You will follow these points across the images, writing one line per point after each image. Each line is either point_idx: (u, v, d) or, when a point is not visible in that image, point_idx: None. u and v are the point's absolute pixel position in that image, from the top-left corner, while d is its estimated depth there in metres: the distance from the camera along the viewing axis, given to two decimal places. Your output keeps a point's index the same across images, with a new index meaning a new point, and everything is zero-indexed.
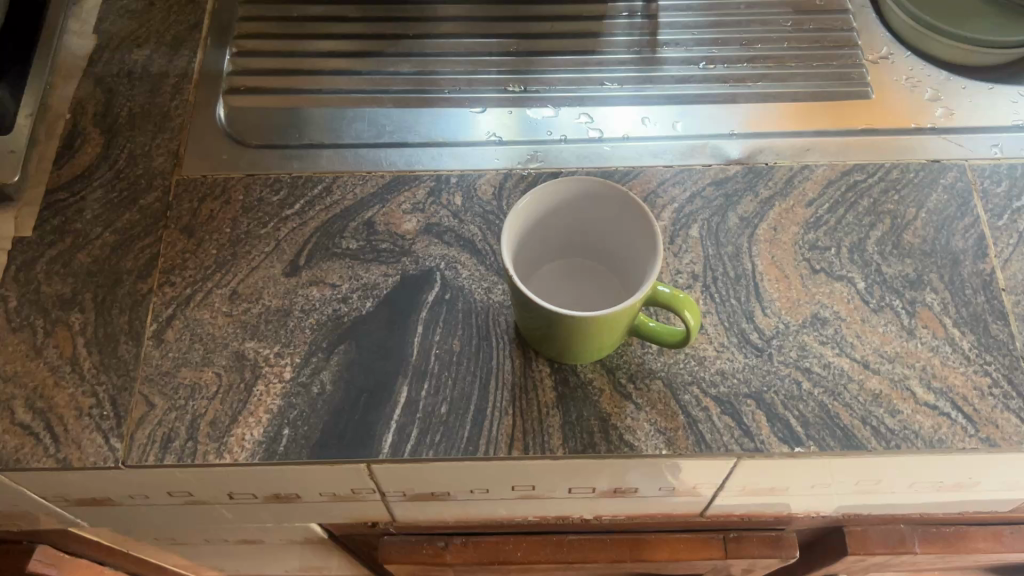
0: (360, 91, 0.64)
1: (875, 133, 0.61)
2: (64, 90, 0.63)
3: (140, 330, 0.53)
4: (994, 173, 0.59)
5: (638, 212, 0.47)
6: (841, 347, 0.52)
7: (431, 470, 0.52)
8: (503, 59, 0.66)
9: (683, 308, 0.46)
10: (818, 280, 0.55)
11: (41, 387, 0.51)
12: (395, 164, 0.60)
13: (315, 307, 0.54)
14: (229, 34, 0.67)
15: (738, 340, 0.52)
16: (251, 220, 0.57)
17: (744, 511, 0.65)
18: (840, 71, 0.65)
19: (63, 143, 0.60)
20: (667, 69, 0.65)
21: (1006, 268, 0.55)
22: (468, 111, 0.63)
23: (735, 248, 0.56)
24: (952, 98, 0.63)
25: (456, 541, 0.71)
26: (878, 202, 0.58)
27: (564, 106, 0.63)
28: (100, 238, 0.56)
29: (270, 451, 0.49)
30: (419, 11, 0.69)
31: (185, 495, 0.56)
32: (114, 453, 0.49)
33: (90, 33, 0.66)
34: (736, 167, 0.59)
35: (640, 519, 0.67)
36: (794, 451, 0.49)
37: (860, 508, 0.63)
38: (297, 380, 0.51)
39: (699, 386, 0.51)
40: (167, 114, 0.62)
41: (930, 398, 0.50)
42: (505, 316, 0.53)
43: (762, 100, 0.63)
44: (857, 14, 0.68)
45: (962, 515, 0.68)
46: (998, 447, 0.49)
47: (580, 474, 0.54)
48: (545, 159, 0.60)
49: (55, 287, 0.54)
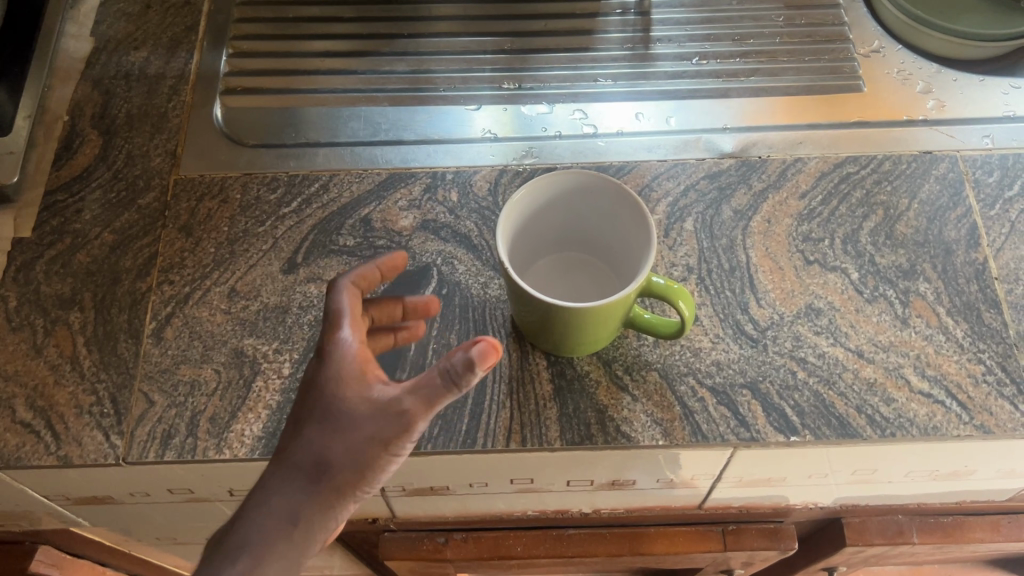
0: (356, 90, 0.65)
1: (867, 125, 0.62)
2: (62, 92, 0.63)
3: (140, 328, 0.53)
4: (986, 164, 0.59)
5: (629, 204, 0.48)
6: (835, 337, 0.52)
7: (430, 464, 0.52)
8: (497, 57, 0.66)
9: (677, 298, 0.47)
10: (812, 271, 0.55)
11: (41, 386, 0.51)
12: (392, 162, 0.60)
13: (313, 304, 0.54)
14: (225, 35, 0.67)
15: (733, 331, 0.53)
16: (249, 218, 0.58)
17: (742, 503, 0.65)
18: (832, 65, 0.65)
19: (61, 145, 0.61)
20: (660, 65, 0.66)
21: (999, 257, 0.55)
22: (463, 109, 0.63)
23: (729, 241, 0.56)
24: (943, 91, 0.63)
25: (456, 537, 0.71)
26: (871, 194, 0.58)
27: (558, 102, 0.64)
28: (98, 238, 0.57)
29: (269, 446, 0.49)
30: (414, 11, 0.69)
31: (185, 492, 0.56)
32: (115, 450, 0.49)
33: (88, 36, 0.66)
34: (730, 161, 0.60)
35: (639, 512, 0.68)
36: (790, 440, 0.49)
37: (858, 499, 0.64)
38: (295, 376, 0.51)
39: (695, 377, 0.51)
40: (164, 115, 0.63)
41: (924, 386, 0.51)
42: (501, 310, 0.54)
43: (755, 94, 0.64)
44: (848, 9, 0.69)
45: (960, 505, 0.68)
46: (992, 434, 0.49)
47: (578, 467, 0.54)
48: (540, 155, 0.60)
49: (54, 287, 0.55)
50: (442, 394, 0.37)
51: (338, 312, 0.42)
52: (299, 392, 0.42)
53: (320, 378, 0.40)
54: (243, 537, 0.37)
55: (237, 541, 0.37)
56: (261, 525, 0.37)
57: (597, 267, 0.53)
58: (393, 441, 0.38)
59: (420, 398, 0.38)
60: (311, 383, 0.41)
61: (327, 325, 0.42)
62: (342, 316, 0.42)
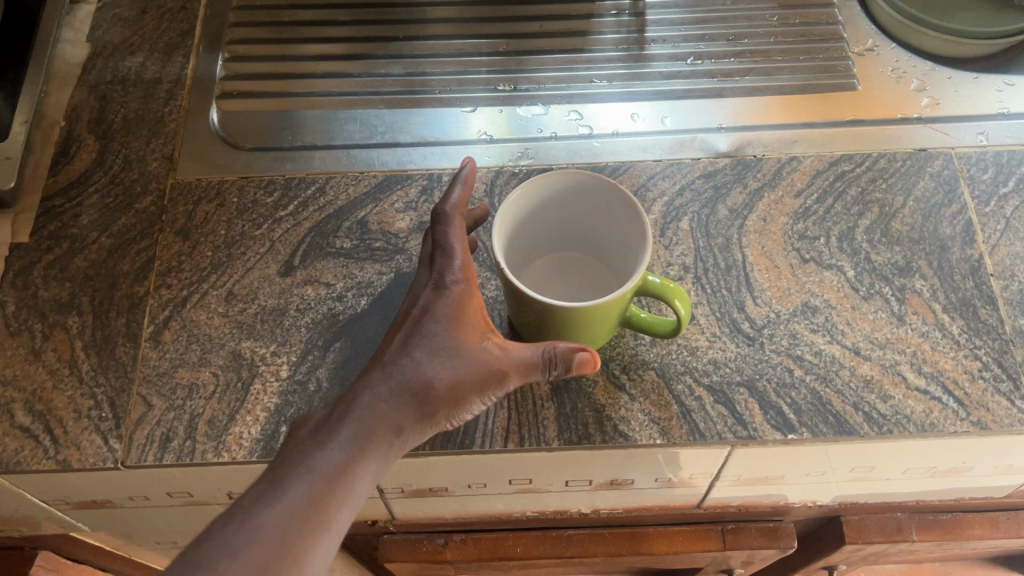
0: (352, 93, 0.65)
1: (862, 124, 0.62)
2: (59, 98, 0.63)
3: (138, 332, 0.53)
4: (980, 161, 0.59)
5: (625, 203, 0.48)
6: (831, 335, 0.53)
7: (428, 465, 0.52)
8: (492, 59, 0.67)
9: (674, 296, 0.47)
10: (808, 269, 0.55)
11: (40, 390, 0.51)
12: (388, 164, 0.61)
13: (311, 306, 0.54)
14: (221, 40, 0.67)
15: (730, 330, 0.53)
16: (246, 221, 0.58)
17: (742, 502, 0.65)
18: (826, 63, 0.66)
19: (58, 150, 0.61)
20: (655, 66, 0.66)
21: (994, 254, 0.55)
22: (459, 110, 0.64)
23: (725, 240, 0.56)
24: (937, 88, 0.63)
25: (455, 538, 0.72)
26: (866, 192, 0.58)
27: (553, 104, 0.64)
28: (96, 242, 0.57)
29: (268, 448, 0.49)
30: (409, 14, 0.69)
31: (185, 496, 0.56)
32: (114, 454, 0.49)
33: (84, 41, 0.66)
34: (725, 160, 0.60)
35: (638, 512, 0.68)
36: (787, 437, 0.49)
37: (857, 496, 0.64)
38: (293, 378, 0.52)
39: (692, 375, 0.51)
40: (161, 119, 0.63)
41: (921, 383, 0.51)
42: (498, 311, 0.54)
43: (749, 94, 0.64)
44: (842, 8, 0.69)
45: (959, 503, 0.68)
46: (989, 430, 0.49)
47: (576, 467, 0.54)
48: (535, 156, 0.60)
49: (52, 292, 0.55)
50: (541, 369, 0.43)
51: (449, 244, 0.45)
52: (399, 316, 0.44)
53: (432, 309, 0.43)
54: (343, 430, 0.39)
55: (351, 433, 0.39)
56: (362, 422, 0.39)
57: (593, 267, 0.54)
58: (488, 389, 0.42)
59: (523, 360, 0.43)
60: (422, 311, 0.43)
61: (440, 253, 0.45)
62: (453, 247, 0.45)
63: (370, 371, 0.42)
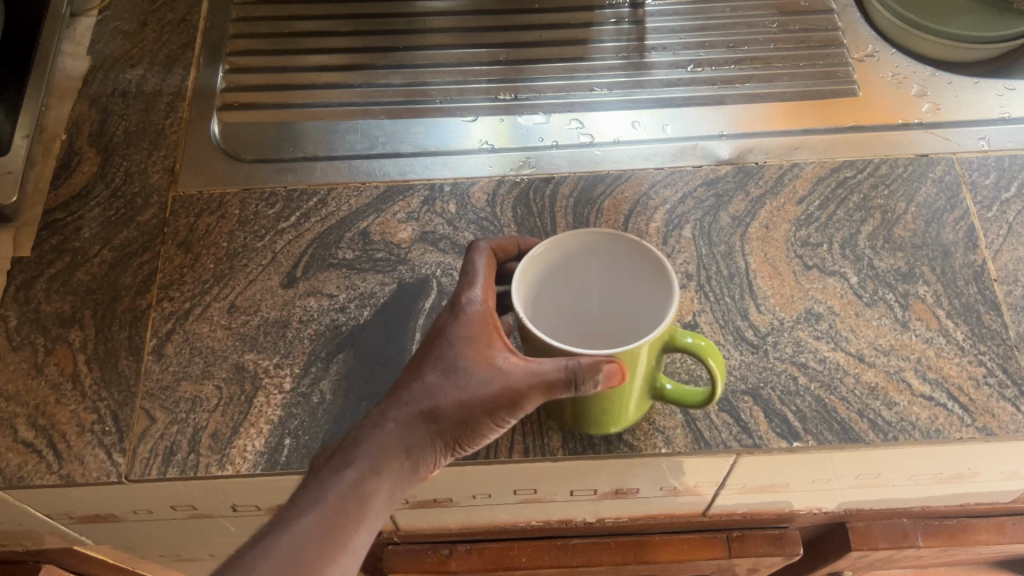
0: (353, 104, 0.65)
1: (863, 130, 0.62)
2: (60, 110, 0.63)
3: (140, 345, 0.53)
4: (982, 166, 0.59)
5: (651, 264, 0.47)
6: (836, 342, 0.52)
7: (433, 476, 0.52)
8: (492, 68, 0.66)
9: (707, 356, 0.44)
10: (811, 276, 0.55)
11: (43, 405, 0.51)
12: (389, 174, 0.61)
13: (314, 318, 0.54)
14: (221, 51, 0.67)
15: (734, 338, 0.53)
16: (248, 233, 0.58)
17: (747, 510, 0.65)
18: (826, 70, 0.66)
19: (60, 163, 0.61)
20: (655, 73, 0.66)
21: (997, 259, 0.55)
22: (460, 120, 0.64)
23: (727, 247, 0.56)
24: (938, 93, 0.63)
25: (460, 549, 0.71)
26: (868, 198, 0.58)
27: (554, 112, 0.64)
28: (98, 256, 0.57)
29: (272, 461, 0.49)
30: (409, 24, 0.69)
31: (189, 509, 0.56)
32: (117, 468, 0.49)
33: (85, 55, 0.66)
34: (726, 167, 0.60)
35: (643, 520, 0.67)
36: (793, 445, 0.49)
37: (863, 503, 0.64)
38: (297, 390, 0.51)
39: (696, 384, 0.51)
40: (162, 132, 0.63)
41: (926, 389, 0.51)
42: None
43: (750, 101, 0.64)
44: (841, 14, 0.69)
45: (964, 509, 0.68)
46: (995, 436, 0.49)
47: (582, 477, 0.54)
48: (536, 165, 0.60)
49: (54, 305, 0.55)
50: (562, 386, 0.41)
51: (474, 273, 0.47)
52: (427, 339, 0.46)
53: (446, 331, 0.45)
54: (359, 454, 0.42)
55: (366, 456, 0.42)
56: (373, 448, 0.42)
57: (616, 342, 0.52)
58: (502, 410, 0.42)
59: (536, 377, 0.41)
60: (440, 333, 0.45)
61: (464, 283, 0.47)
62: (477, 277, 0.47)
63: (392, 397, 0.44)
